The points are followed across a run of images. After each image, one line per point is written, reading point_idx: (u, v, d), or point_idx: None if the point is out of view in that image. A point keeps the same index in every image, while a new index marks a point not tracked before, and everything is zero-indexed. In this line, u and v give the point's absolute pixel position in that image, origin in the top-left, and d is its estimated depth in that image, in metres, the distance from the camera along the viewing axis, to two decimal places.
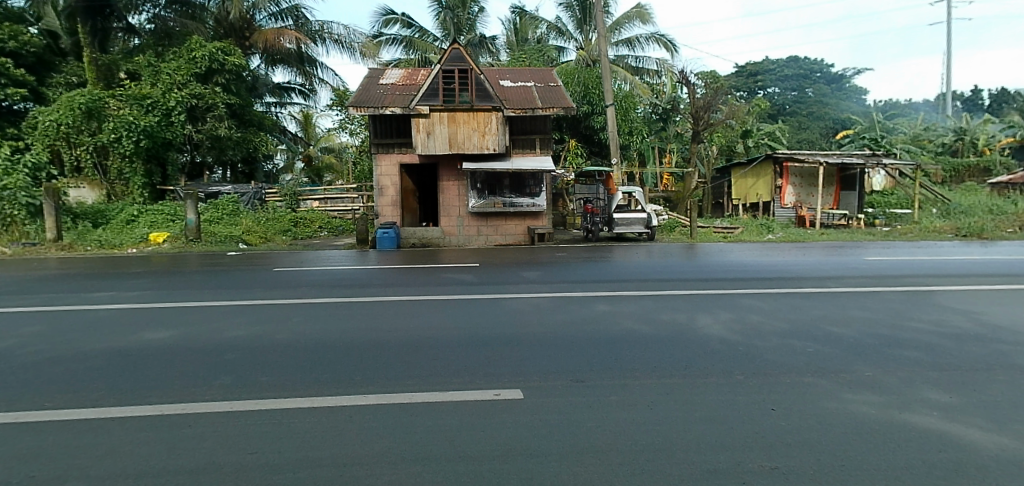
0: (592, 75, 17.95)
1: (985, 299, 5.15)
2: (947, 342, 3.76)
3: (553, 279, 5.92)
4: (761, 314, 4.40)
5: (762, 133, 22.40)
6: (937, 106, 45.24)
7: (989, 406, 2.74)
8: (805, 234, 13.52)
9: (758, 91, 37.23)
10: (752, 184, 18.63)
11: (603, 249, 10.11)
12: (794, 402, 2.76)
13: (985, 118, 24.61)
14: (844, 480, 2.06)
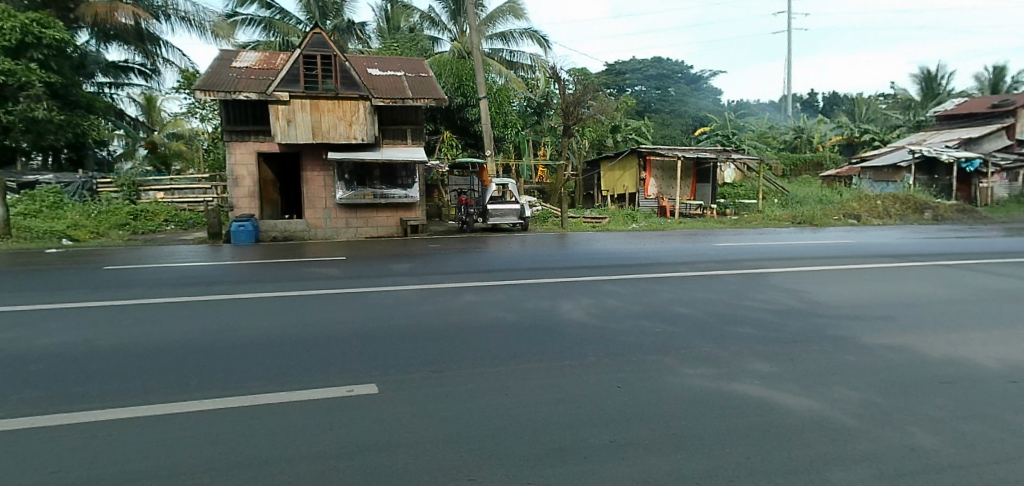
0: (465, 67, 18.05)
1: (810, 279, 5.84)
2: (773, 319, 4.31)
3: (424, 269, 5.96)
4: (618, 298, 4.71)
5: (630, 128, 23.76)
6: (780, 107, 50.54)
7: (799, 377, 3.25)
8: (665, 223, 14.58)
9: (626, 89, 39.70)
10: (619, 177, 19.69)
11: (477, 239, 10.32)
12: (639, 380, 3.01)
13: (819, 118, 27.78)
14: (671, 448, 2.30)
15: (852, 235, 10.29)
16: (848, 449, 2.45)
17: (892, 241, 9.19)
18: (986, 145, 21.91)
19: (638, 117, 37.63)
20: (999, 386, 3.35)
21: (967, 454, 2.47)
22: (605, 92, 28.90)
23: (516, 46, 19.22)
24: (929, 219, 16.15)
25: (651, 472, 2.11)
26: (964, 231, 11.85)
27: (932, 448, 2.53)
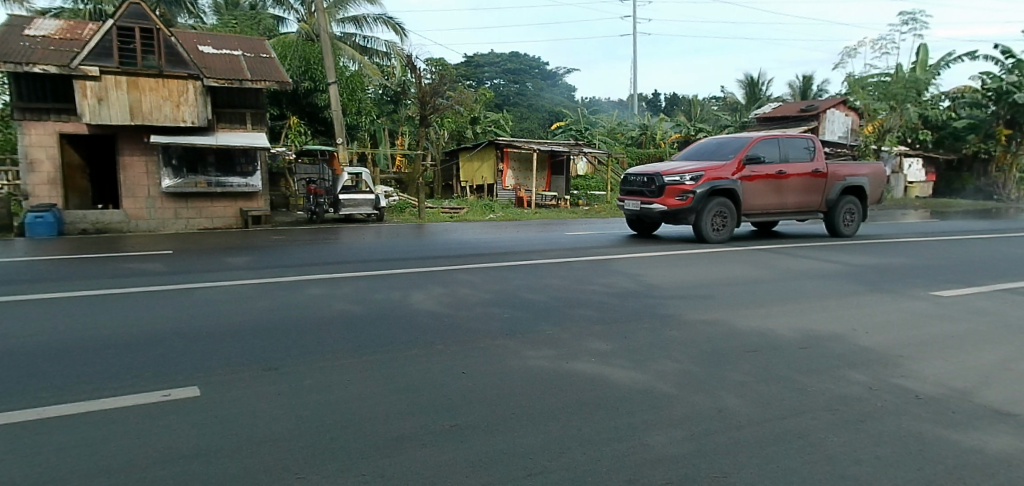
0: (313, 50, 17.34)
1: (647, 263, 6.51)
2: (608, 308, 4.87)
3: (282, 261, 5.90)
4: (473, 290, 5.02)
5: (489, 120, 24.27)
6: (627, 106, 54.33)
7: (628, 354, 4.00)
8: (520, 213, 15.11)
9: (485, 82, 40.38)
10: (479, 167, 20.29)
11: (328, 230, 10.02)
12: (482, 373, 3.36)
13: (661, 117, 30.23)
14: (499, 432, 2.66)
15: (683, 223, 11.54)
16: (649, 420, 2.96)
17: (711, 228, 10.49)
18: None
19: (498, 110, 38.47)
20: (779, 350, 4.31)
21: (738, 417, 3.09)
22: (465, 83, 29.12)
23: (369, 31, 18.84)
24: None
25: (511, 443, 2.61)
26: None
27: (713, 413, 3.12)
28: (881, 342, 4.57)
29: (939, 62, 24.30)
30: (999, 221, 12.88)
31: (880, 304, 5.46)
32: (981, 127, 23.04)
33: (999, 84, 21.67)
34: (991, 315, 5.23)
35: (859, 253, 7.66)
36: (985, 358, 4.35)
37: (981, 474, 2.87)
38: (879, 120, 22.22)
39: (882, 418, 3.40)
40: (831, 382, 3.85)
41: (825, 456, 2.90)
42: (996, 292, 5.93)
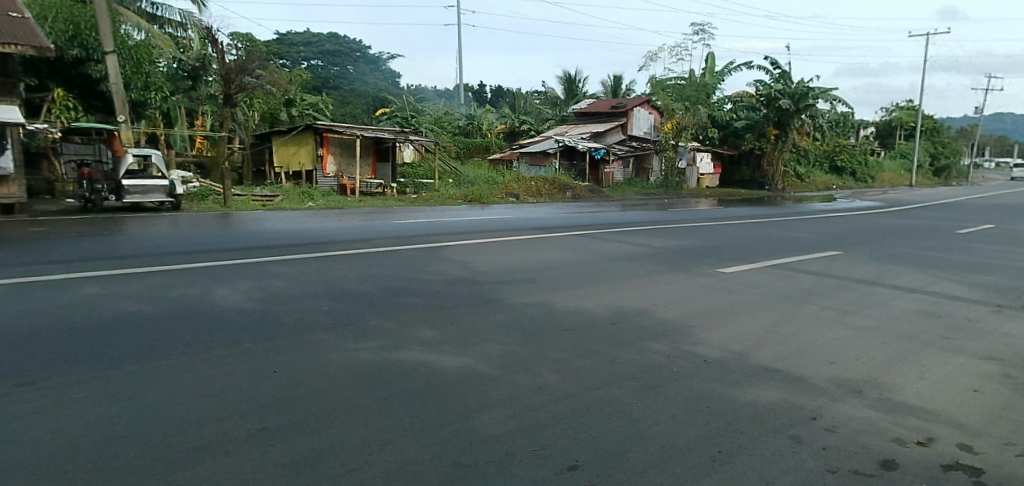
0: (86, 13, 15.08)
1: (473, 249, 6.72)
2: (433, 292, 5.03)
3: (59, 262, 5.21)
4: (292, 285, 4.88)
5: (306, 104, 23.41)
6: (454, 95, 55.14)
7: (455, 339, 4.06)
8: (343, 201, 14.61)
9: (302, 63, 38.43)
10: (294, 152, 19.22)
11: (115, 219, 8.88)
12: (299, 368, 3.34)
13: (487, 109, 31.23)
14: (313, 426, 2.70)
15: (508, 211, 11.98)
16: (464, 401, 3.17)
17: (533, 215, 10.99)
18: (608, 138, 27.38)
19: (317, 93, 36.78)
20: (594, 324, 4.67)
21: (542, 392, 3.44)
22: (280, 63, 27.38)
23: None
24: (569, 197, 19.62)
25: (330, 444, 2.55)
26: (590, 207, 14.79)
27: (523, 389, 3.44)
28: (679, 312, 5.16)
29: (724, 70, 28.01)
30: (767, 208, 15.23)
31: (677, 280, 6.16)
32: (756, 127, 27.07)
33: (769, 91, 25.64)
34: (762, 286, 6.17)
35: (661, 236, 8.54)
36: (758, 322, 5.12)
37: (750, 425, 3.40)
38: (677, 118, 25.03)
39: (678, 381, 3.85)
40: (638, 351, 4.25)
41: (628, 421, 3.23)
42: (766, 266, 7.01)
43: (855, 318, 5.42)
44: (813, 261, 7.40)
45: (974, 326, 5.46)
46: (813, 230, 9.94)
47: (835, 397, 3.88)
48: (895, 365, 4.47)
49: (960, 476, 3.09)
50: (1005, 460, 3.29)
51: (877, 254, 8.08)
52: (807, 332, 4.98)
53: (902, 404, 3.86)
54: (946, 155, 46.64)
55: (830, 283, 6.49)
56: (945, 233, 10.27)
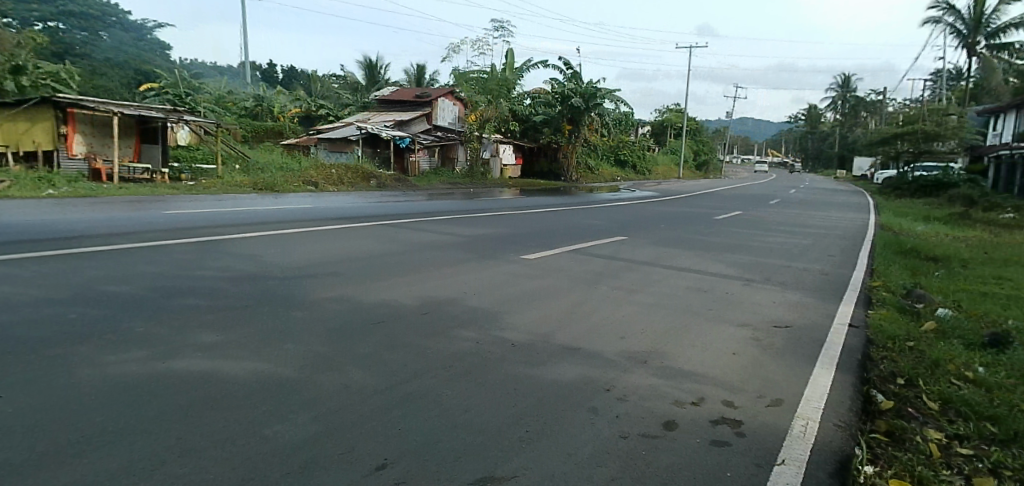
0: None
1: (266, 242, 6.09)
2: (220, 290, 4.46)
3: None
4: (28, 289, 3.97)
5: (41, 73, 19.46)
6: (240, 74, 50.37)
7: (246, 341, 3.63)
8: (97, 189, 12.39)
9: (36, 23, 32.01)
10: (25, 130, 15.54)
11: None
12: (39, 390, 2.73)
13: (278, 90, 29.32)
14: (58, 460, 2.22)
15: (308, 200, 11.21)
16: (260, 408, 2.85)
17: (333, 204, 10.40)
18: (412, 127, 27.48)
19: (59, 61, 30.97)
20: (404, 316, 4.52)
21: (348, 389, 3.23)
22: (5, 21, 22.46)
23: None
24: (374, 186, 19.09)
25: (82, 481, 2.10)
26: (395, 196, 14.52)
27: (327, 387, 3.20)
28: (487, 299, 5.22)
29: (523, 66, 29.50)
30: (564, 197, 16.37)
31: (484, 267, 6.25)
32: (552, 123, 28.99)
33: (563, 89, 27.63)
34: (561, 270, 6.56)
35: (467, 225, 8.64)
36: (559, 304, 5.41)
37: (555, 402, 3.55)
38: (480, 110, 25.74)
39: (487, 366, 3.88)
40: (448, 339, 4.20)
41: (439, 410, 3.17)
42: (564, 252, 7.47)
43: (640, 296, 6.01)
44: (606, 246, 8.09)
45: (729, 298, 6.43)
46: (602, 217, 10.90)
47: (627, 368, 4.24)
48: (672, 336, 5.04)
49: (725, 429, 3.58)
50: (758, 410, 3.91)
51: (655, 238, 9.12)
52: (601, 311, 5.38)
53: (679, 370, 4.36)
54: (702, 151, 54.88)
55: (619, 265, 7.14)
56: (704, 218, 12.00)
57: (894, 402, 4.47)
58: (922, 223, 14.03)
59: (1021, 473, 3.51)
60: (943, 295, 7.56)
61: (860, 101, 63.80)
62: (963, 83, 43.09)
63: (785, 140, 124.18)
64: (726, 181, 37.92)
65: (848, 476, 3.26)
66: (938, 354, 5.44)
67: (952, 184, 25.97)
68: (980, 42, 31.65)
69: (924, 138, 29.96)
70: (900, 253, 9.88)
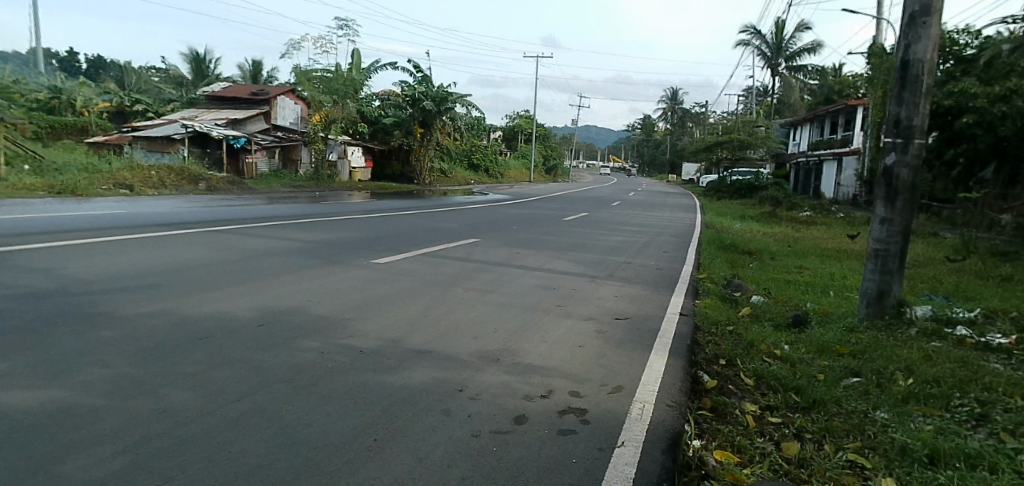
0: None
1: (67, 253, 5.28)
2: (4, 311, 3.79)
3: None
4: None
5: None
6: (32, 62, 43.66)
7: (37, 369, 3.12)
8: None
9: None
10: None
11: None
12: None
13: (82, 82, 26.29)
14: None
15: (122, 205, 9.96)
16: (53, 445, 2.47)
17: (155, 209, 9.36)
18: (248, 127, 25.28)
19: None
20: (237, 329, 4.16)
21: (169, 412, 2.90)
22: None
23: None
24: (202, 189, 17.53)
25: None
26: (228, 200, 13.43)
27: (140, 413, 2.84)
28: (333, 307, 4.97)
29: (370, 67, 28.99)
30: (415, 200, 16.23)
31: (331, 273, 5.96)
32: (403, 125, 28.47)
33: (413, 91, 27.33)
34: (414, 273, 6.46)
35: (313, 229, 8.20)
36: (410, 308, 5.30)
37: (405, 407, 3.47)
38: (326, 110, 24.65)
39: (332, 376, 3.68)
40: (288, 352, 3.92)
41: (276, 427, 2.95)
42: (417, 255, 7.38)
43: (492, 296, 6.09)
44: (458, 248, 8.12)
45: (576, 294, 6.75)
46: (455, 219, 10.94)
47: (478, 368, 4.25)
48: (523, 333, 5.17)
49: (571, 418, 3.73)
50: (601, 398, 4.12)
51: (507, 239, 9.34)
52: (454, 312, 5.38)
53: (529, 365, 4.47)
54: (550, 156, 57.75)
55: (471, 266, 7.20)
56: (553, 219, 12.54)
57: (717, 381, 4.98)
58: (738, 221, 15.86)
59: (817, 433, 4.09)
60: (757, 284, 8.59)
61: (687, 112, 70.99)
62: (768, 99, 49.69)
63: (625, 147, 134.59)
64: (574, 185, 40.04)
65: (679, 452, 3.55)
66: (753, 336, 6.16)
67: (761, 187, 29.74)
68: (780, 63, 36.71)
69: (738, 146, 34.04)
70: (721, 248, 11.06)
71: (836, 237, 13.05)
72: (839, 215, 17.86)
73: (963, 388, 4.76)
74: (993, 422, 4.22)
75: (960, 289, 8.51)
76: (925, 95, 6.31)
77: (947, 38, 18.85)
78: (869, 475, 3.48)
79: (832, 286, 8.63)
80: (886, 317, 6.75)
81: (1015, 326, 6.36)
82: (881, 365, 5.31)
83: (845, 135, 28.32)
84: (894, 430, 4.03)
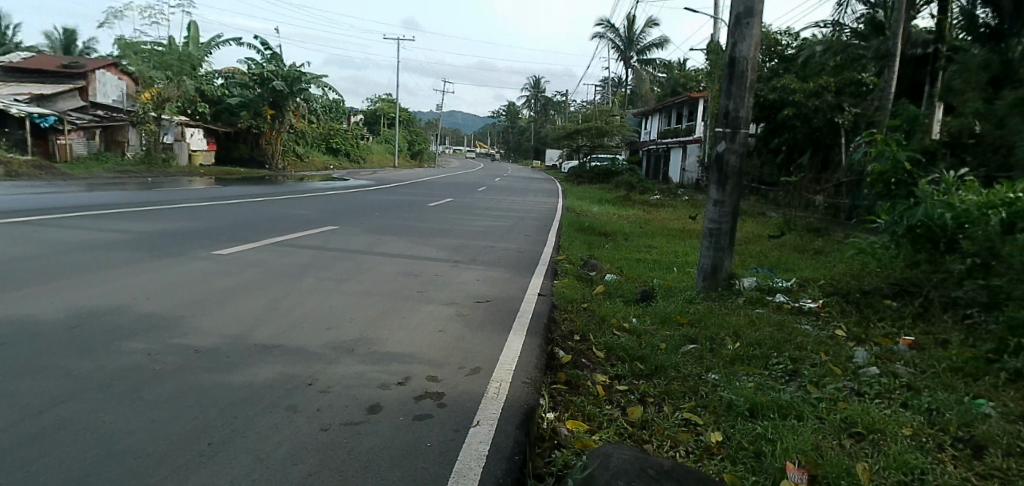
0: None
1: None
2: None
3: None
4: None
5: None
6: None
7: None
8: None
9: None
10: None
11: None
12: None
13: None
14: None
15: None
16: None
17: None
18: (58, 105, 22.47)
19: None
20: (43, 334, 3.68)
21: None
22: None
23: None
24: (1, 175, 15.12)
25: None
26: (34, 187, 11.68)
27: None
28: (166, 304, 4.56)
29: (210, 42, 26.78)
30: (266, 186, 15.24)
31: (164, 267, 5.45)
32: (250, 106, 26.84)
33: (262, 71, 26.01)
34: (263, 264, 6.09)
35: (144, 219, 7.42)
36: (257, 301, 5.00)
37: (247, 406, 3.28)
38: (157, 88, 22.35)
39: (162, 379, 3.39)
40: (108, 356, 3.54)
41: (89, 442, 2.67)
42: (267, 245, 6.96)
43: (348, 285, 5.92)
44: (313, 236, 7.78)
45: (438, 280, 6.76)
46: (312, 206, 10.46)
47: (331, 360, 4.11)
48: (380, 321, 5.09)
49: (428, 402, 3.75)
50: (459, 380, 4.18)
51: (367, 226, 9.10)
52: (306, 303, 5.15)
53: (385, 353, 4.41)
54: (416, 141, 57.15)
55: (328, 255, 6.93)
56: (417, 205, 12.42)
57: (571, 356, 5.26)
58: (595, 205, 16.77)
59: (658, 397, 4.48)
60: (610, 264, 9.16)
61: (549, 100, 73.45)
62: (622, 89, 52.91)
63: (492, 134, 136.38)
64: (440, 171, 39.90)
65: (533, 425, 3.71)
66: (605, 311, 6.57)
67: (617, 172, 31.64)
68: (632, 56, 39.14)
69: (595, 134, 35.92)
70: (579, 231, 11.64)
71: (680, 218, 14.27)
72: (684, 198, 19.50)
73: (778, 347, 5.45)
74: (801, 376, 4.88)
75: (780, 262, 9.68)
76: (749, 89, 7.04)
77: (771, 39, 21.27)
78: (700, 430, 3.89)
79: (676, 263, 9.44)
80: (719, 289, 7.51)
81: (821, 292, 7.37)
82: (714, 332, 5.93)
83: (689, 126, 30.98)
84: (722, 388, 4.52)
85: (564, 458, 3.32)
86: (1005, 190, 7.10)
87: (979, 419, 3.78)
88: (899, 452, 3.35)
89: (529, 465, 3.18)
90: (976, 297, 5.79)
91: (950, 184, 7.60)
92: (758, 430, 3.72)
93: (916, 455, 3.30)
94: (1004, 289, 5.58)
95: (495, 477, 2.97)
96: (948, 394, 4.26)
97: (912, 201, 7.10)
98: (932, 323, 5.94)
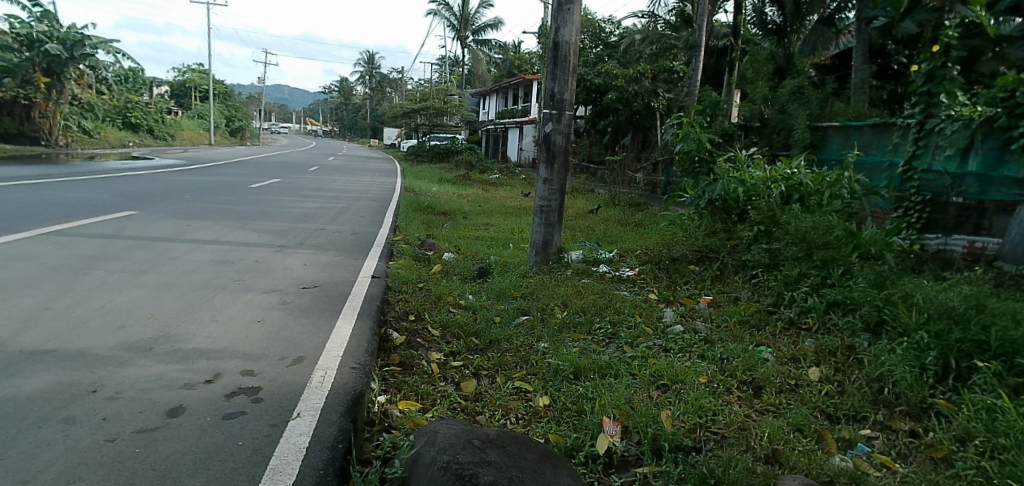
0: None
1: None
2: None
3: None
4: None
5: None
6: None
7: None
8: None
9: None
10: None
11: None
12: None
13: None
14: None
15: None
16: None
17: None
18: None
19: None
20: None
21: None
22: None
23: None
24: None
25: None
26: None
27: None
28: None
29: None
30: (40, 166, 12.97)
31: None
32: (16, 72, 22.31)
33: (29, 30, 22.61)
34: (37, 259, 5.25)
35: None
36: (28, 302, 4.32)
37: (4, 426, 2.82)
38: None
39: None
40: None
41: None
42: (42, 235, 5.98)
43: (148, 276, 5.31)
44: (104, 224, 6.83)
45: (259, 266, 6.31)
46: (104, 190, 9.16)
47: (123, 362, 3.66)
48: (186, 315, 4.64)
49: (241, 399, 3.49)
50: (277, 372, 3.94)
51: (174, 211, 8.20)
52: (93, 301, 4.54)
53: (190, 350, 4.03)
54: (235, 118, 52.68)
55: (123, 244, 6.14)
56: (236, 187, 11.43)
57: (405, 337, 5.21)
58: (434, 184, 16.73)
59: (491, 369, 4.61)
60: (448, 243, 9.21)
61: (385, 77, 71.39)
62: (461, 69, 53.10)
63: (326, 112, 130.12)
64: (268, 149, 37.06)
65: (362, 410, 3.63)
66: (441, 290, 6.60)
67: (456, 152, 31.87)
68: (467, 36, 39.42)
69: (434, 113, 35.80)
70: (418, 211, 11.53)
71: (517, 197, 14.74)
72: (521, 177, 20.19)
73: (600, 313, 5.89)
74: (619, 337, 5.33)
75: (604, 235, 10.43)
76: (572, 74, 7.42)
77: (596, 26, 22.67)
78: (529, 397, 4.08)
79: (512, 240, 9.76)
80: (550, 262, 7.90)
81: (638, 261, 8.06)
82: (544, 303, 6.24)
83: (525, 107, 32.06)
84: (550, 355, 4.78)
85: (392, 439, 3.27)
86: (784, 167, 8.19)
87: (758, 363, 4.42)
88: (696, 398, 3.81)
89: (354, 451, 3.10)
90: (761, 260, 6.71)
91: (742, 162, 8.69)
92: (581, 391, 3.99)
93: (709, 400, 3.78)
94: (781, 252, 6.53)
95: (316, 468, 2.86)
96: (737, 344, 4.91)
97: (712, 177, 8.06)
98: (727, 283, 6.80)
